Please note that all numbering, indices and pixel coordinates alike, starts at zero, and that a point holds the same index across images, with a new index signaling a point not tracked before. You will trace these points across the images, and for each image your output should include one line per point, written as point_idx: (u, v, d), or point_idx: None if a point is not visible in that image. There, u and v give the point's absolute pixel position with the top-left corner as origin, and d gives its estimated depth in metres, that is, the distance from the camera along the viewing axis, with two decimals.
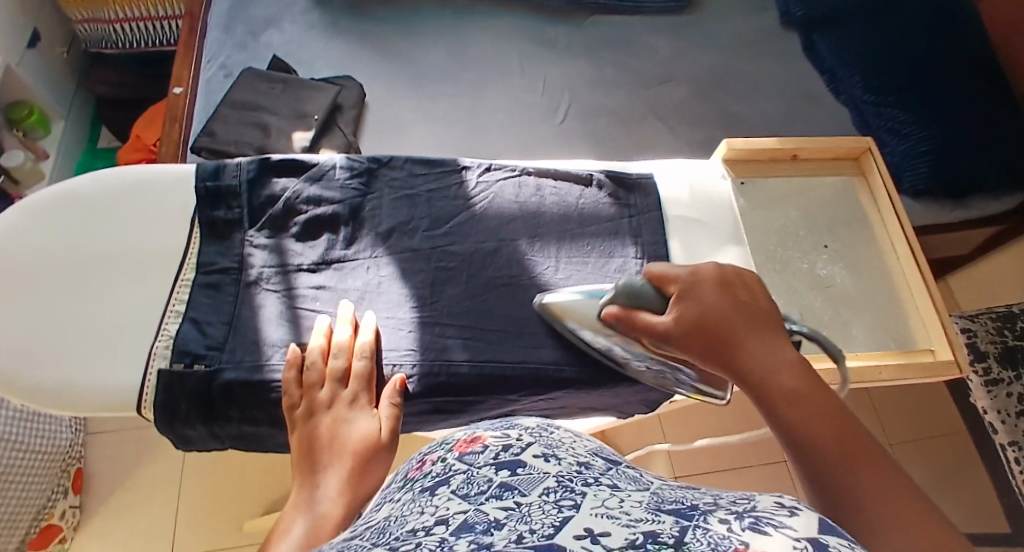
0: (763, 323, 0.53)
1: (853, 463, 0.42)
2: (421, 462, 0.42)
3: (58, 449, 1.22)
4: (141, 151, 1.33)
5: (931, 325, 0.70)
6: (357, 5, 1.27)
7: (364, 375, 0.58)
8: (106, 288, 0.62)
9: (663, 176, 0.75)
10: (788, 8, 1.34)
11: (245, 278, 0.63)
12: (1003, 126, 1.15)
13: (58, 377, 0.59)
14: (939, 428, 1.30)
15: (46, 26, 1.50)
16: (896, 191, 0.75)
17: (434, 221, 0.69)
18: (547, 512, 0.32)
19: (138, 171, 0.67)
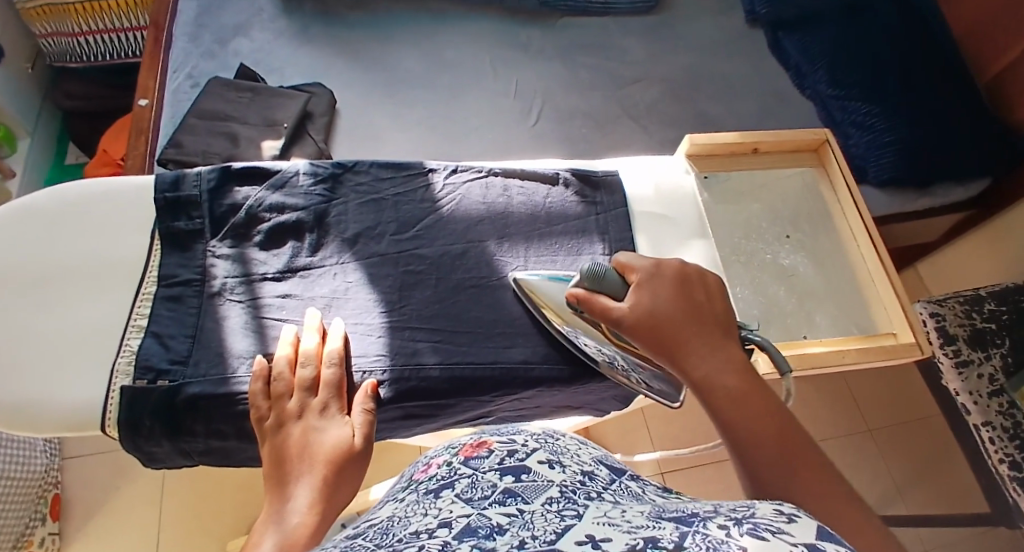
0: (713, 323, 0.57)
1: (797, 467, 0.47)
2: (427, 465, 0.47)
3: (31, 475, 1.21)
4: (108, 165, 1.30)
5: (892, 311, 0.71)
6: (325, 13, 1.27)
7: (333, 383, 0.58)
8: (66, 305, 0.61)
9: (629, 172, 0.76)
10: (754, 6, 1.36)
11: (209, 289, 0.62)
12: (966, 114, 1.17)
13: (16, 399, 0.57)
14: (917, 413, 1.32)
15: (9, 42, 1.48)
16: (854, 183, 0.77)
17: (401, 225, 0.68)
18: (550, 520, 0.37)
19: (96, 185, 0.66)
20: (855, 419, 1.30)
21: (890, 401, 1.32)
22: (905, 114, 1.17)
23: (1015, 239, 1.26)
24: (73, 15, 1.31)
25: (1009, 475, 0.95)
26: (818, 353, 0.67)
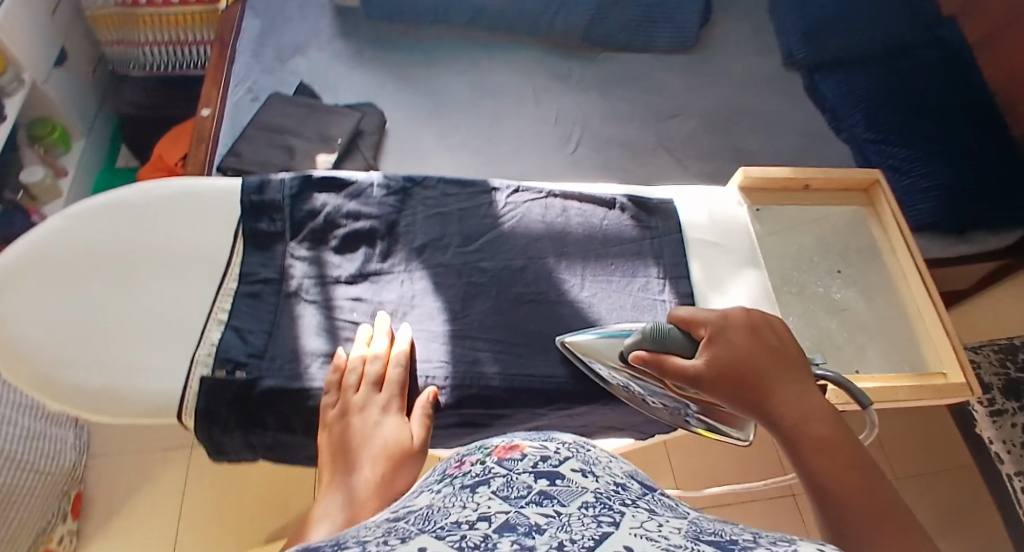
0: (793, 367, 0.58)
1: (877, 516, 0.45)
2: (459, 462, 0.40)
3: (62, 471, 1.20)
4: (162, 170, 1.36)
5: (942, 350, 0.73)
6: (381, 36, 1.33)
7: (397, 382, 0.61)
8: (150, 296, 0.65)
9: (684, 201, 0.78)
10: (792, 50, 1.39)
11: (287, 289, 0.67)
12: (995, 165, 1.20)
13: (99, 385, 0.61)
14: (949, 462, 1.30)
15: (74, 47, 1.55)
16: (906, 224, 0.79)
17: (465, 239, 0.72)
18: (587, 524, 0.30)
19: (181, 185, 0.70)
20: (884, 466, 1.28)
21: (922, 449, 1.31)
22: (938, 161, 1.20)
23: None
24: (140, 25, 1.39)
25: None
26: (872, 389, 0.68)
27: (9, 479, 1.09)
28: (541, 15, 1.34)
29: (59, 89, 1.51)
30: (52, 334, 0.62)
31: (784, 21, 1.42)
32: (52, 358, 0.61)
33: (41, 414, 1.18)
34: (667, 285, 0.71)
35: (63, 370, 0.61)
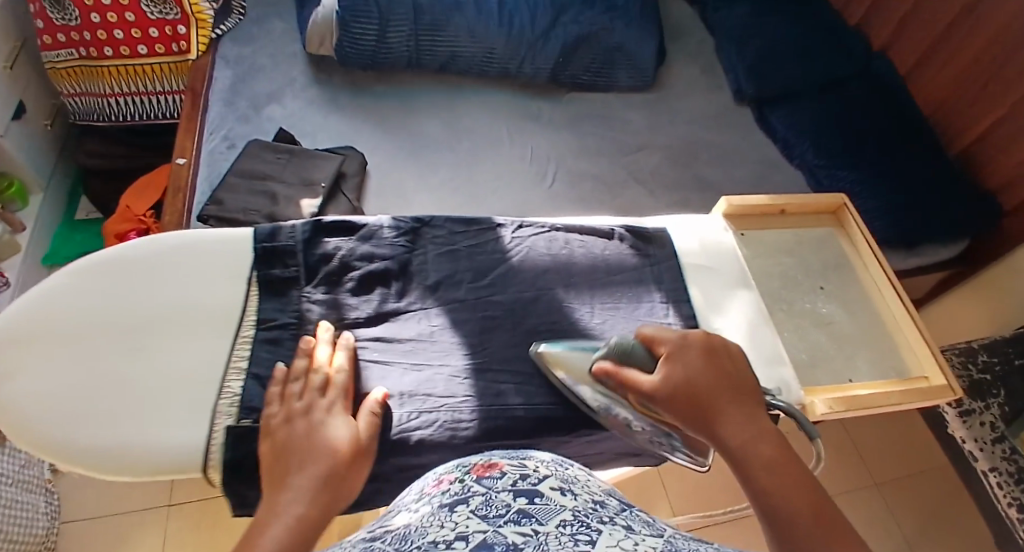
0: (742, 392, 0.61)
1: (821, 527, 0.49)
2: (438, 481, 0.49)
3: (32, 540, 1.14)
4: (130, 222, 1.33)
5: (924, 356, 0.79)
6: (354, 84, 1.37)
7: (341, 386, 0.64)
8: (166, 348, 0.68)
9: (676, 228, 0.84)
10: (740, 85, 1.48)
11: (309, 333, 0.70)
12: (935, 182, 1.30)
13: (114, 440, 0.63)
14: (917, 465, 1.38)
15: (32, 100, 1.52)
16: (874, 239, 0.85)
17: (477, 274, 0.77)
18: (564, 542, 0.34)
19: (191, 237, 0.75)
20: (862, 474, 1.36)
21: (891, 453, 1.39)
22: (884, 181, 1.29)
23: (988, 294, 1.37)
24: (105, 75, 1.36)
25: (1019, 518, 1.01)
26: (865, 394, 0.73)
27: None
28: (509, 59, 1.41)
29: (17, 144, 1.47)
30: (74, 392, 0.65)
31: (731, 60, 1.51)
32: (76, 413, 0.64)
33: (9, 481, 1.12)
34: (670, 308, 0.76)
35: (79, 427, 0.63)
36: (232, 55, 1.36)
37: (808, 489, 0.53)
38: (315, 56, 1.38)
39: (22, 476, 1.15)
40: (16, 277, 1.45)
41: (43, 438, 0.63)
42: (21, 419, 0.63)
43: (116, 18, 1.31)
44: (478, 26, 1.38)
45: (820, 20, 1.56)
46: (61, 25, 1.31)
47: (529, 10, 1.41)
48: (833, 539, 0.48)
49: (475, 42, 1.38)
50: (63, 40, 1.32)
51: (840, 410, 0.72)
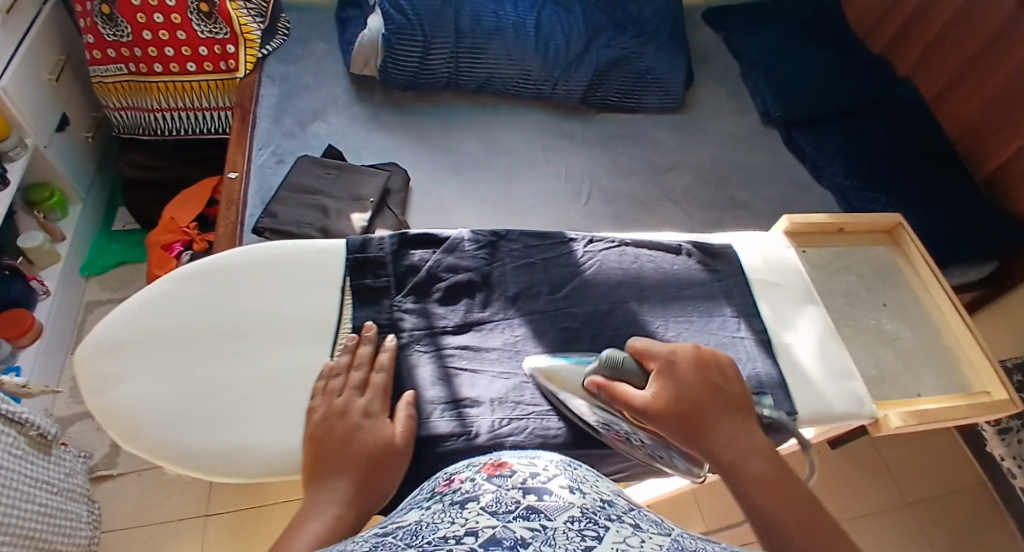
0: (734, 405, 0.65)
1: (816, 537, 0.54)
2: (449, 481, 0.50)
3: (76, 549, 1.15)
4: (174, 232, 1.40)
5: (983, 371, 0.83)
6: (395, 102, 1.40)
7: (380, 387, 0.68)
8: (267, 354, 0.72)
9: (742, 245, 0.87)
10: (768, 108, 1.49)
11: (401, 341, 0.73)
12: (966, 203, 1.31)
13: (224, 444, 0.67)
14: (951, 485, 1.40)
15: (74, 113, 1.54)
16: (932, 258, 0.90)
17: (553, 286, 0.80)
18: (571, 537, 0.37)
19: (286, 247, 0.79)
20: (894, 494, 1.38)
21: (925, 474, 1.41)
22: (915, 203, 1.31)
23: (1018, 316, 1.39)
24: (153, 91, 1.41)
25: None
26: (934, 409, 0.77)
27: None
28: (543, 82, 1.43)
29: (59, 155, 1.49)
30: (185, 397, 0.69)
31: (758, 84, 1.53)
32: (187, 416, 0.68)
33: (56, 490, 1.12)
34: (742, 323, 0.79)
35: (191, 430, 0.67)
36: (277, 74, 1.39)
37: (801, 501, 0.58)
38: (357, 75, 1.42)
39: (66, 485, 1.15)
40: (55, 285, 1.47)
41: (158, 441, 0.67)
42: (136, 423, 0.68)
43: (167, 35, 1.35)
44: (516, 49, 1.41)
45: (848, 45, 1.58)
46: (112, 41, 1.35)
47: (564, 33, 1.44)
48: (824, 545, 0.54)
49: (512, 65, 1.41)
50: (113, 55, 1.36)
51: (913, 424, 0.76)
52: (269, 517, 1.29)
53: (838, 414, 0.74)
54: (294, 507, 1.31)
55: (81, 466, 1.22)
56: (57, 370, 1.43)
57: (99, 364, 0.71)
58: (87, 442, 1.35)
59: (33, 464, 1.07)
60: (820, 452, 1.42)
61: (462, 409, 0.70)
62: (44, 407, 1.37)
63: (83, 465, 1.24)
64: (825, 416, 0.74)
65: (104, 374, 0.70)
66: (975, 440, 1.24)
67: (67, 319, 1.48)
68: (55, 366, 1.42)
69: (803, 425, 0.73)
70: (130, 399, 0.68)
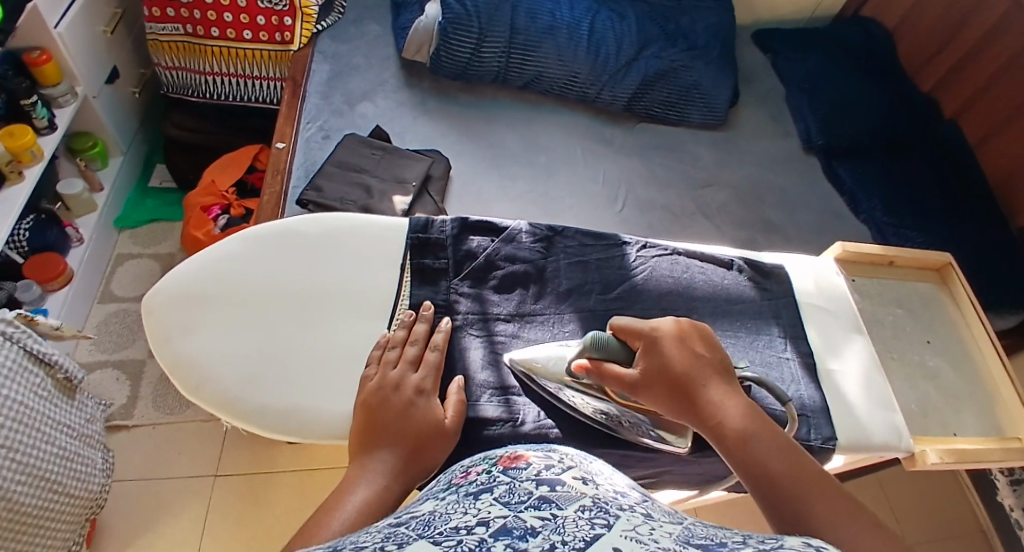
0: (719, 372, 0.63)
1: (811, 491, 0.54)
2: (466, 471, 0.49)
3: (86, 496, 1.13)
4: (213, 195, 1.42)
5: (1019, 417, 0.84)
6: (443, 90, 1.41)
7: (433, 365, 0.69)
8: (326, 322, 0.74)
9: (794, 267, 0.88)
10: (810, 135, 1.47)
11: (455, 323, 0.76)
12: (1004, 250, 1.30)
13: (283, 405, 0.70)
14: (953, 530, 1.40)
15: (124, 67, 1.55)
16: (978, 301, 0.91)
17: (605, 286, 0.81)
18: (580, 526, 0.37)
19: (349, 220, 0.81)
20: (895, 533, 1.38)
21: (928, 517, 1.41)
22: (954, 245, 1.30)
23: None
24: (206, 55, 1.42)
25: None
26: (970, 449, 0.78)
27: (43, 503, 1.03)
28: (589, 85, 1.43)
29: (106, 107, 1.51)
30: (245, 357, 0.72)
31: (801, 109, 1.52)
32: (246, 375, 0.71)
33: (75, 434, 1.12)
34: (789, 344, 0.80)
35: (250, 390, 0.70)
36: (329, 51, 1.40)
37: (791, 453, 0.57)
38: (407, 60, 1.42)
39: (85, 430, 1.15)
40: (89, 234, 1.48)
41: (220, 394, 0.70)
42: (198, 376, 0.71)
43: (227, 2, 1.36)
44: (567, 51, 1.40)
45: (895, 81, 1.57)
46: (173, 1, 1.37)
47: (615, 39, 1.44)
48: (822, 497, 0.54)
49: (562, 66, 1.40)
50: (172, 14, 1.38)
51: (949, 461, 0.76)
52: (276, 485, 1.30)
53: (878, 444, 0.75)
54: (302, 478, 1.32)
55: (99, 414, 1.21)
56: (83, 315, 1.44)
57: (168, 314, 0.73)
58: (105, 390, 1.37)
59: (56, 406, 1.08)
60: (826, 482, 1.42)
61: (509, 396, 0.72)
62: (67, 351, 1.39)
63: (103, 412, 1.25)
64: (864, 445, 0.75)
65: (173, 324, 0.73)
66: (987, 488, 1.24)
67: (98, 267, 1.50)
68: (81, 311, 1.43)
69: (841, 451, 0.74)
70: (194, 353, 0.71)
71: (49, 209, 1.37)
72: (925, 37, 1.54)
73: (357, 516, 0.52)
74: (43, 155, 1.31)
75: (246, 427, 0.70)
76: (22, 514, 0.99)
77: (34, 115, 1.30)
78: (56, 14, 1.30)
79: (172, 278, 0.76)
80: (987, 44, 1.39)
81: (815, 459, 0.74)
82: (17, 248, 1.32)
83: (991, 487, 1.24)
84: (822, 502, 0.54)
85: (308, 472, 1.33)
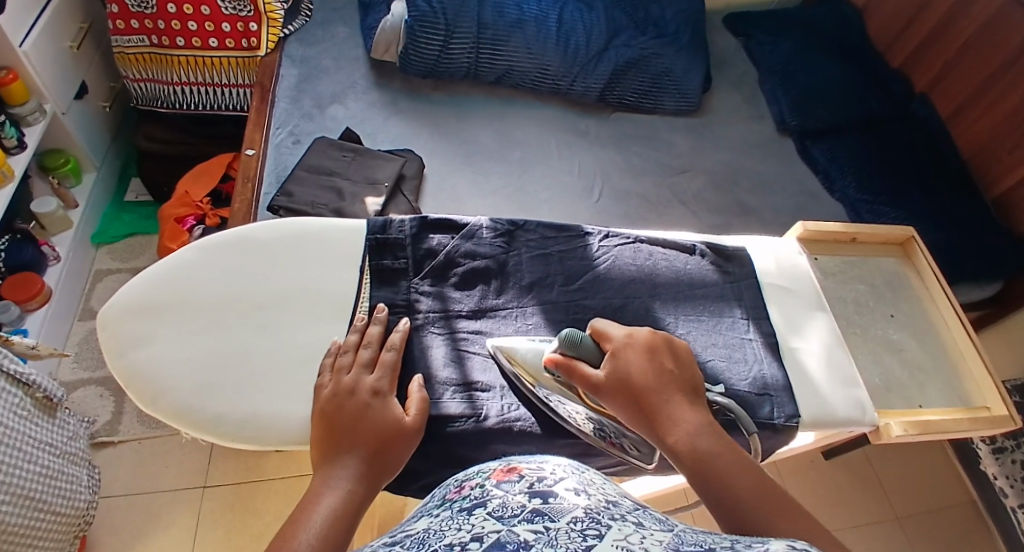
0: (685, 386, 0.65)
1: (768, 506, 0.55)
2: (460, 487, 0.49)
3: (73, 513, 1.13)
4: (187, 207, 1.42)
5: (985, 387, 0.85)
6: (412, 89, 1.40)
7: (389, 365, 0.70)
8: (285, 327, 0.75)
9: (756, 250, 0.89)
10: (783, 117, 1.47)
11: (416, 322, 0.77)
12: (981, 221, 1.30)
13: (240, 411, 0.70)
14: (940, 502, 1.41)
15: (93, 80, 1.54)
16: (941, 273, 0.92)
17: (568, 278, 0.82)
18: (573, 538, 0.38)
19: (306, 224, 0.82)
20: (884, 507, 1.39)
21: (916, 490, 1.42)
22: (930, 218, 1.29)
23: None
24: (175, 65, 1.42)
25: None
26: (937, 420, 0.80)
27: (30, 522, 1.03)
28: (561, 77, 1.42)
29: (77, 122, 1.50)
30: (203, 365, 0.72)
31: (775, 92, 1.51)
32: (203, 384, 0.71)
33: (59, 452, 1.12)
34: (751, 325, 0.81)
35: (206, 399, 0.70)
36: (298, 54, 1.39)
37: (750, 470, 0.58)
38: (377, 61, 1.42)
39: (68, 449, 1.15)
40: (65, 251, 1.47)
41: (177, 403, 0.70)
42: (155, 387, 0.71)
43: (191, 10, 1.36)
44: (536, 44, 1.39)
45: (867, 57, 1.57)
46: (136, 12, 1.36)
47: (585, 30, 1.43)
48: (780, 510, 0.55)
49: (532, 59, 1.40)
50: (137, 26, 1.37)
51: (913, 433, 0.78)
52: (266, 491, 1.31)
53: (841, 418, 0.76)
54: (288, 487, 1.32)
55: (82, 431, 1.21)
56: (63, 333, 1.44)
57: (126, 328, 0.74)
58: (90, 408, 1.36)
59: (36, 426, 1.07)
60: (813, 460, 1.43)
61: (472, 391, 0.73)
62: (49, 370, 1.38)
63: (87, 429, 1.25)
64: (828, 421, 0.76)
65: (129, 336, 0.73)
66: (968, 458, 1.26)
67: (75, 285, 1.49)
68: (61, 329, 1.43)
69: (805, 428, 0.75)
70: (150, 364, 0.72)
71: (23, 229, 1.37)
72: (895, 15, 1.53)
73: (320, 524, 0.52)
74: (13, 174, 1.30)
75: (205, 436, 0.71)
76: (7, 535, 0.99)
77: (3, 135, 1.29)
78: (20, 31, 1.28)
79: (128, 291, 0.76)
80: (954, 19, 1.39)
81: (780, 437, 0.75)
82: None
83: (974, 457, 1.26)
84: (780, 517, 0.54)
85: (297, 479, 1.33)
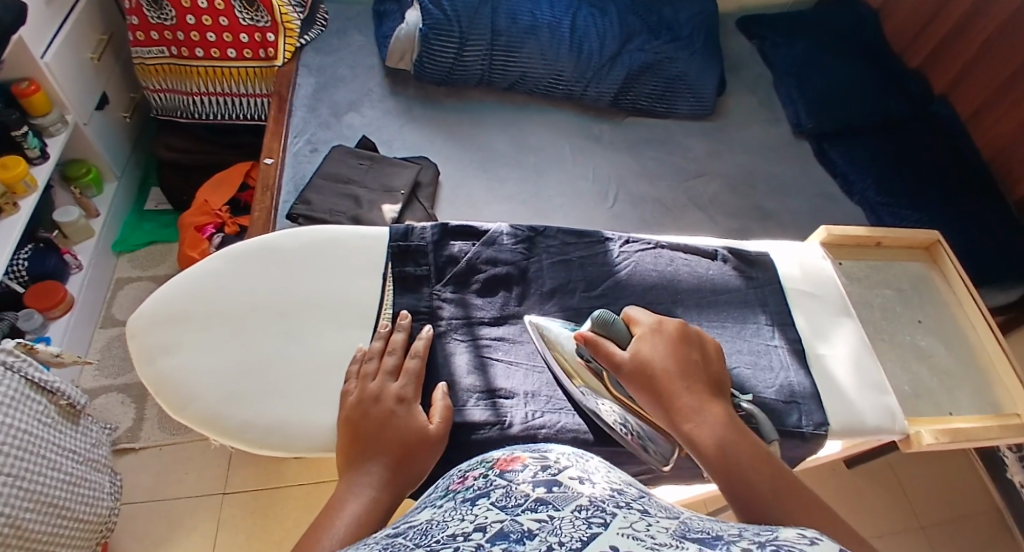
0: (708, 376, 0.65)
1: (785, 501, 0.57)
2: (463, 477, 0.49)
3: (96, 520, 1.13)
4: (208, 215, 1.44)
5: (1015, 393, 0.84)
6: (427, 96, 1.41)
7: (413, 373, 0.69)
8: (309, 335, 0.75)
9: (779, 255, 0.88)
10: (800, 120, 1.46)
11: (439, 329, 0.77)
12: (1004, 223, 1.27)
13: (266, 420, 0.70)
14: (964, 509, 1.39)
15: (114, 92, 1.56)
16: (968, 277, 0.91)
17: (589, 284, 0.82)
18: (577, 526, 0.37)
19: (328, 231, 0.82)
20: (907, 515, 1.37)
21: (939, 498, 1.40)
22: (951, 221, 1.27)
23: None
24: (194, 76, 1.44)
25: None
26: (966, 428, 0.79)
27: (53, 529, 1.03)
28: (574, 83, 1.42)
29: (98, 132, 1.51)
30: (227, 374, 0.72)
31: (790, 94, 1.50)
32: (229, 393, 0.71)
33: (81, 458, 1.13)
34: (777, 331, 0.81)
35: (232, 407, 0.71)
36: (314, 64, 1.40)
37: (767, 463, 0.59)
38: (392, 69, 1.43)
39: (90, 455, 1.16)
40: (87, 260, 1.49)
41: (204, 412, 0.71)
42: (182, 395, 0.72)
43: (209, 21, 1.36)
44: (550, 50, 1.40)
45: (885, 59, 1.55)
46: (156, 24, 1.37)
47: (598, 35, 1.43)
48: (797, 504, 0.56)
49: (546, 65, 1.40)
50: (156, 37, 1.39)
51: (944, 441, 0.77)
52: (284, 500, 1.31)
53: (871, 427, 0.75)
54: (306, 494, 1.32)
55: (104, 438, 1.22)
56: (85, 341, 1.46)
57: (153, 336, 0.74)
58: (111, 414, 1.38)
59: (60, 433, 1.09)
60: (834, 467, 1.41)
61: (496, 399, 0.73)
62: (72, 378, 1.40)
63: (109, 436, 1.25)
64: (856, 429, 0.75)
65: (156, 345, 0.74)
66: (995, 465, 1.24)
67: (97, 294, 1.51)
68: (84, 337, 1.45)
69: (834, 436, 0.74)
70: (177, 372, 0.72)
71: (45, 238, 1.39)
72: (912, 16, 1.52)
73: (344, 531, 0.53)
74: (36, 184, 1.32)
75: (231, 445, 0.71)
76: (32, 541, 0.99)
77: (26, 146, 1.31)
78: (41, 44, 1.30)
79: (154, 300, 0.77)
80: (973, 18, 1.38)
81: (807, 446, 0.74)
82: (18, 278, 1.33)
83: (1001, 464, 1.23)
84: (796, 509, 0.56)
85: (316, 486, 1.33)
